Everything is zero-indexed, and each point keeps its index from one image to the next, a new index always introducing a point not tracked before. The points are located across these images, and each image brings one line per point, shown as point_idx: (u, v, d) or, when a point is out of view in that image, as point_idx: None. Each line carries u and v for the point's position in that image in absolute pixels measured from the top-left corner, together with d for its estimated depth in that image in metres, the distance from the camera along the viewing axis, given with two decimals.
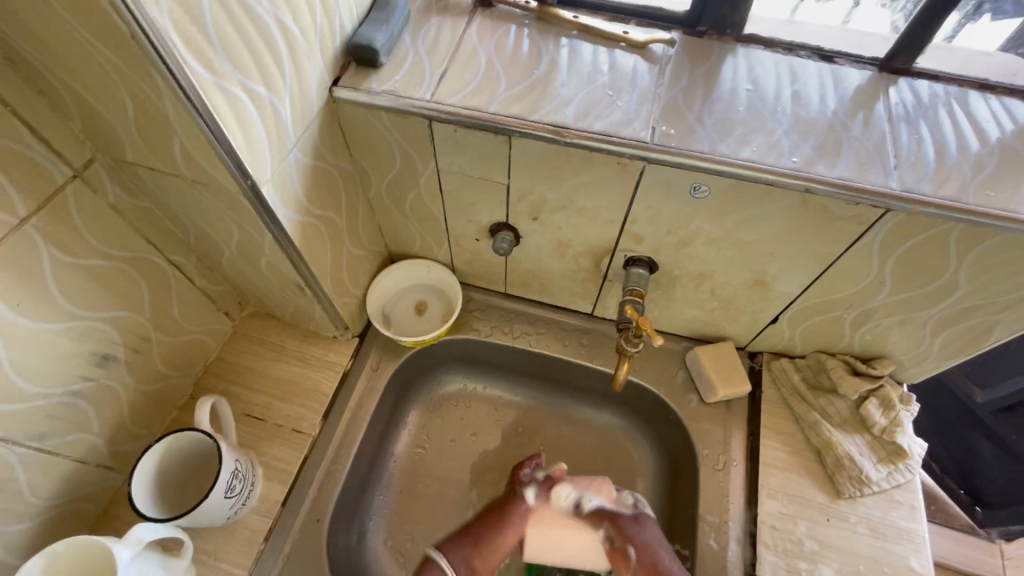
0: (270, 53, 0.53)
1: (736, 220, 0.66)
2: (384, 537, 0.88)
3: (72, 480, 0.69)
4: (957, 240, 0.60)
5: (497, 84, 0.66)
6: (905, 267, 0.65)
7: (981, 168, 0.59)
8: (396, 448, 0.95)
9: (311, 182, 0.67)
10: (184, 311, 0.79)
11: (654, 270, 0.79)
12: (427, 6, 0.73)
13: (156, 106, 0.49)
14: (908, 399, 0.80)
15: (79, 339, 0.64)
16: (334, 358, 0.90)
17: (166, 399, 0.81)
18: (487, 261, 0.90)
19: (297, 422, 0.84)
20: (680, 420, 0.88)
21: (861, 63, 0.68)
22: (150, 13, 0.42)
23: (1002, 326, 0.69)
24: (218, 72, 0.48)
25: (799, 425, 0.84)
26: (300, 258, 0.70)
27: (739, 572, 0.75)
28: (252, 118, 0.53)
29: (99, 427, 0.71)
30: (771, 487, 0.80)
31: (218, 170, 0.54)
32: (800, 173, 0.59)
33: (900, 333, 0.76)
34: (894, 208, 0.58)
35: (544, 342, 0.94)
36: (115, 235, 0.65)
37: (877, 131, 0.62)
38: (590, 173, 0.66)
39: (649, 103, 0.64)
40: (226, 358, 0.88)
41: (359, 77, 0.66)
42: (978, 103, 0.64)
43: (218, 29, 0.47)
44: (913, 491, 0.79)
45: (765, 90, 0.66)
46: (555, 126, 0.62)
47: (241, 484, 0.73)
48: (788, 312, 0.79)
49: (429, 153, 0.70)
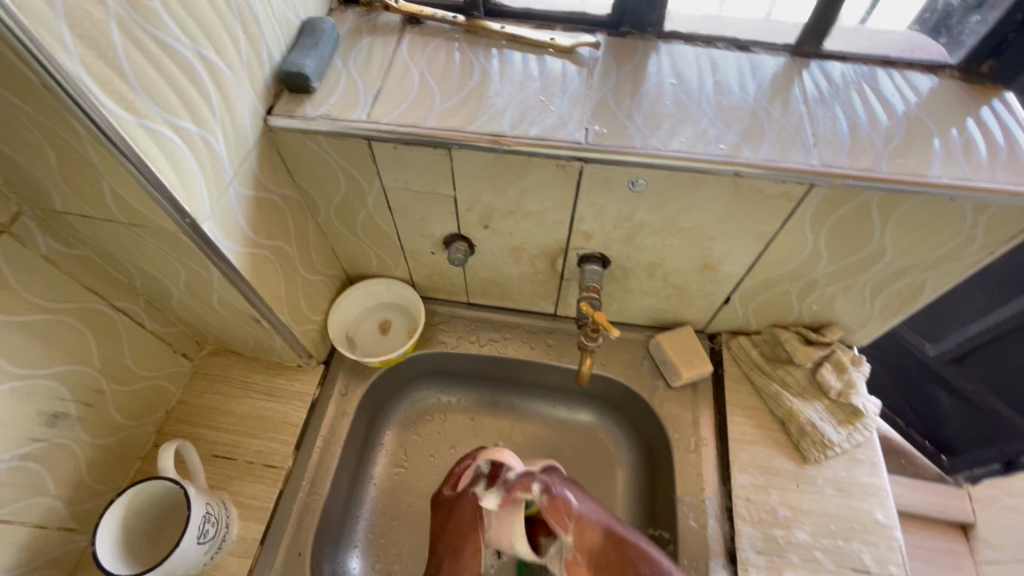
0: (196, 89, 0.53)
1: (676, 209, 0.69)
2: (371, 561, 0.87)
3: (30, 548, 0.66)
4: (879, 206, 0.63)
5: (432, 99, 0.67)
6: (838, 238, 0.69)
7: (891, 139, 0.63)
8: (375, 471, 0.94)
9: (254, 212, 0.66)
10: (137, 358, 0.76)
11: (608, 265, 0.81)
12: (357, 28, 0.74)
13: (79, 152, 0.48)
14: (858, 360, 0.84)
15: (23, 400, 0.62)
16: (300, 387, 0.88)
17: (127, 451, 0.78)
18: (446, 273, 0.90)
19: (269, 457, 0.83)
20: (650, 407, 0.90)
21: (774, 50, 0.72)
22: (60, 61, 0.41)
23: (932, 284, 0.73)
24: (142, 113, 0.48)
25: (763, 399, 0.87)
26: (253, 291, 0.69)
27: (719, 548, 0.77)
28: (184, 155, 0.53)
29: (56, 487, 0.68)
30: (742, 462, 0.82)
31: (152, 210, 0.53)
32: (728, 158, 0.61)
33: (843, 299, 0.80)
34: (817, 183, 0.61)
35: (511, 347, 0.95)
36: (54, 288, 0.63)
37: (796, 113, 0.66)
38: (532, 177, 0.67)
39: (581, 104, 0.66)
40: (188, 401, 0.86)
41: (293, 104, 0.66)
42: (884, 80, 0.68)
43: (136, 69, 0.47)
44: (873, 447, 0.83)
45: (689, 82, 0.69)
46: (492, 135, 0.63)
47: (214, 527, 0.72)
48: (738, 291, 0.82)
49: (373, 173, 0.71)
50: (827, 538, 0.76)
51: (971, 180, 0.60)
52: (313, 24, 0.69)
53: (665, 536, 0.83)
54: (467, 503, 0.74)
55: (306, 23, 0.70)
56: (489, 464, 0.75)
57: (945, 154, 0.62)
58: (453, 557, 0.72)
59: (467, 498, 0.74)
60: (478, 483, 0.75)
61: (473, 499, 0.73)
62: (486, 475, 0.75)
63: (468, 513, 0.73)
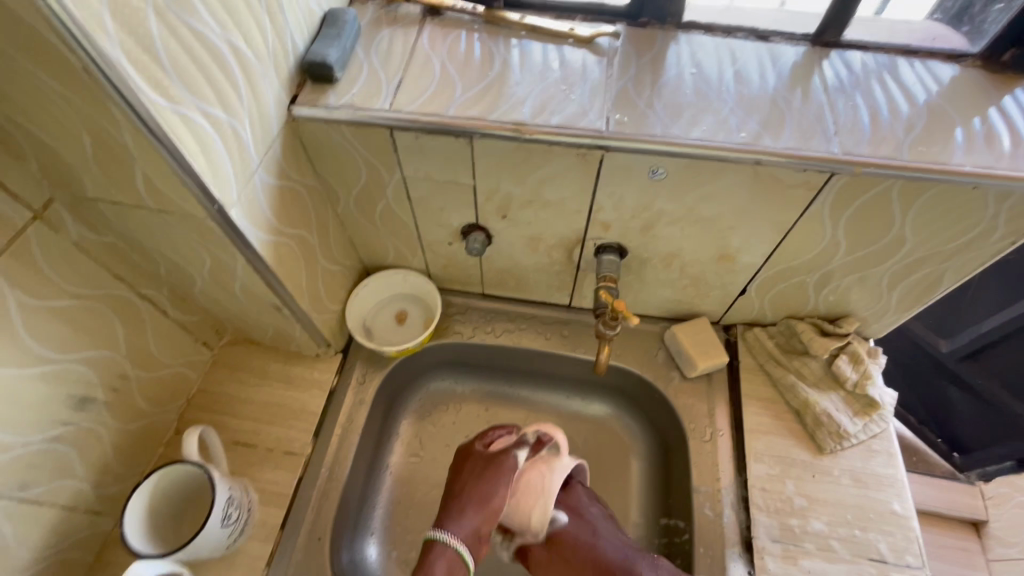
0: (226, 77, 0.54)
1: (695, 198, 0.69)
2: (387, 549, 0.88)
3: (59, 529, 0.67)
4: (899, 195, 0.63)
5: (453, 88, 0.67)
6: (857, 227, 0.69)
7: (913, 128, 0.63)
8: (392, 460, 0.95)
9: (277, 201, 0.67)
10: (161, 345, 0.78)
11: (625, 255, 0.82)
12: (378, 19, 0.75)
13: (114, 138, 0.49)
14: (875, 352, 0.84)
15: (54, 382, 0.63)
16: (318, 376, 0.90)
17: (151, 437, 0.80)
18: (463, 264, 0.91)
19: (288, 444, 0.84)
20: (665, 397, 0.90)
21: (795, 40, 0.72)
22: (102, 46, 0.42)
23: (950, 275, 0.73)
24: (176, 99, 0.49)
25: (778, 390, 0.87)
26: (275, 278, 0.70)
27: (735, 536, 0.78)
28: (214, 142, 0.54)
29: (84, 470, 0.69)
30: (758, 451, 0.83)
31: (182, 196, 0.54)
32: (749, 147, 0.62)
33: (860, 290, 0.80)
34: (838, 171, 0.61)
35: (526, 338, 0.96)
36: (83, 274, 0.64)
37: (816, 103, 0.66)
38: (552, 166, 0.68)
39: (601, 94, 0.67)
40: (208, 389, 0.87)
41: (317, 94, 0.67)
42: (905, 70, 0.68)
43: (171, 55, 0.48)
44: (889, 439, 0.83)
45: (708, 72, 0.69)
46: (513, 124, 0.64)
47: (237, 511, 0.73)
48: (755, 281, 0.82)
49: (394, 162, 0.71)
50: (843, 528, 0.77)
51: (993, 167, 0.60)
52: (335, 14, 0.70)
53: (680, 525, 0.83)
54: (507, 462, 0.76)
55: (328, 14, 0.70)
56: (535, 437, 0.79)
57: (967, 143, 0.62)
58: (477, 508, 0.72)
59: (506, 455, 0.77)
60: (522, 449, 0.78)
61: (516, 461, 0.76)
62: (529, 445, 0.79)
63: (507, 473, 0.75)
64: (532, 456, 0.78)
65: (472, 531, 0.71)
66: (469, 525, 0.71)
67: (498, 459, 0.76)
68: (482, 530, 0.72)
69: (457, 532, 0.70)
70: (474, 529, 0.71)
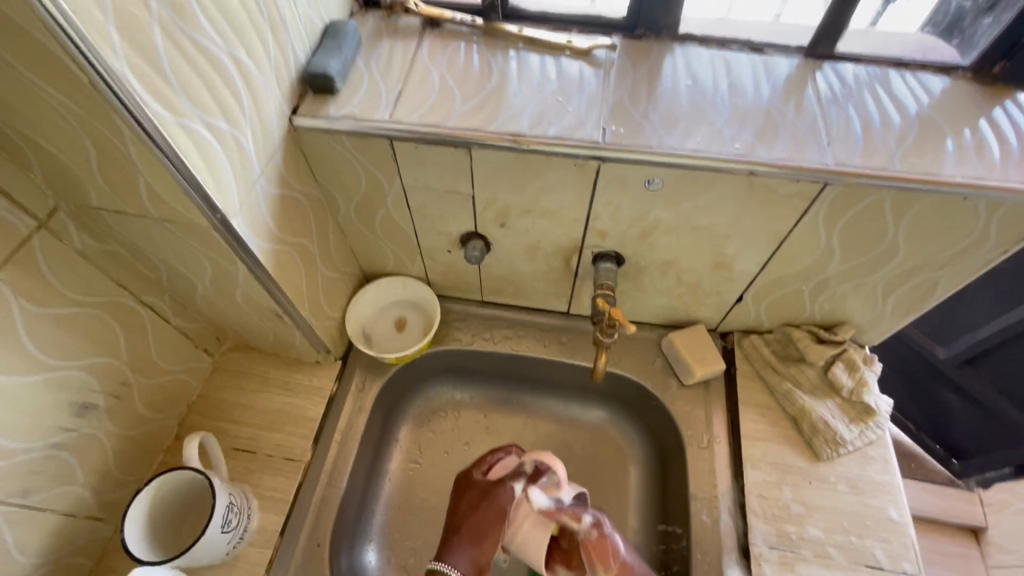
0: (228, 90, 0.55)
1: (691, 207, 0.70)
2: (386, 555, 0.88)
3: (60, 535, 0.68)
4: (892, 205, 0.64)
5: (452, 99, 0.68)
6: (850, 236, 0.70)
7: (904, 139, 0.64)
8: (391, 466, 0.95)
9: (278, 209, 0.68)
10: (162, 352, 0.78)
11: (622, 263, 0.82)
12: (378, 30, 0.76)
13: (119, 150, 0.50)
14: (870, 359, 0.85)
15: (56, 389, 0.64)
16: (318, 382, 0.90)
17: (151, 443, 0.80)
18: (462, 271, 0.92)
19: (288, 450, 0.84)
20: (662, 404, 0.90)
21: (788, 52, 0.73)
22: (108, 61, 0.43)
23: (944, 283, 0.74)
24: (180, 112, 0.50)
25: (775, 397, 0.88)
26: (276, 286, 0.71)
27: (732, 543, 0.78)
28: (216, 153, 0.55)
29: (85, 477, 0.70)
30: (755, 458, 0.83)
31: (185, 205, 0.55)
32: (743, 157, 0.63)
33: (855, 298, 0.81)
34: (831, 181, 0.62)
35: (524, 345, 0.96)
36: (86, 282, 0.65)
37: (809, 114, 0.67)
38: (550, 176, 0.69)
39: (598, 105, 0.68)
40: (209, 395, 0.88)
41: (318, 104, 0.68)
42: (897, 82, 0.69)
43: (175, 69, 0.49)
44: (885, 445, 0.83)
45: (704, 84, 0.70)
46: (511, 135, 0.65)
47: (236, 517, 0.73)
48: (751, 289, 0.83)
49: (394, 171, 0.72)
50: (840, 534, 0.77)
51: (983, 178, 0.61)
52: (336, 27, 0.71)
53: (677, 532, 0.84)
54: (502, 493, 0.77)
55: (329, 27, 0.71)
56: (533, 466, 0.78)
57: (958, 153, 0.63)
58: (474, 540, 0.74)
59: (502, 484, 0.78)
60: (518, 480, 0.78)
61: (511, 493, 0.76)
62: (528, 475, 0.78)
63: (501, 504, 0.76)
64: (527, 486, 0.76)
65: (471, 563, 0.72)
66: (465, 555, 0.72)
67: (495, 489, 0.78)
68: (481, 561, 0.72)
69: (455, 563, 0.71)
70: (471, 559, 0.72)
